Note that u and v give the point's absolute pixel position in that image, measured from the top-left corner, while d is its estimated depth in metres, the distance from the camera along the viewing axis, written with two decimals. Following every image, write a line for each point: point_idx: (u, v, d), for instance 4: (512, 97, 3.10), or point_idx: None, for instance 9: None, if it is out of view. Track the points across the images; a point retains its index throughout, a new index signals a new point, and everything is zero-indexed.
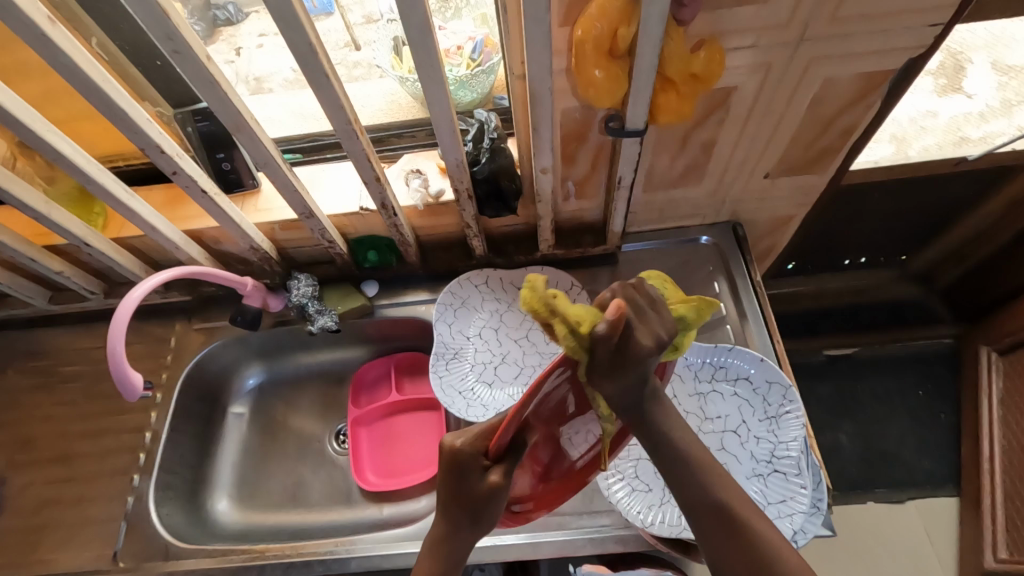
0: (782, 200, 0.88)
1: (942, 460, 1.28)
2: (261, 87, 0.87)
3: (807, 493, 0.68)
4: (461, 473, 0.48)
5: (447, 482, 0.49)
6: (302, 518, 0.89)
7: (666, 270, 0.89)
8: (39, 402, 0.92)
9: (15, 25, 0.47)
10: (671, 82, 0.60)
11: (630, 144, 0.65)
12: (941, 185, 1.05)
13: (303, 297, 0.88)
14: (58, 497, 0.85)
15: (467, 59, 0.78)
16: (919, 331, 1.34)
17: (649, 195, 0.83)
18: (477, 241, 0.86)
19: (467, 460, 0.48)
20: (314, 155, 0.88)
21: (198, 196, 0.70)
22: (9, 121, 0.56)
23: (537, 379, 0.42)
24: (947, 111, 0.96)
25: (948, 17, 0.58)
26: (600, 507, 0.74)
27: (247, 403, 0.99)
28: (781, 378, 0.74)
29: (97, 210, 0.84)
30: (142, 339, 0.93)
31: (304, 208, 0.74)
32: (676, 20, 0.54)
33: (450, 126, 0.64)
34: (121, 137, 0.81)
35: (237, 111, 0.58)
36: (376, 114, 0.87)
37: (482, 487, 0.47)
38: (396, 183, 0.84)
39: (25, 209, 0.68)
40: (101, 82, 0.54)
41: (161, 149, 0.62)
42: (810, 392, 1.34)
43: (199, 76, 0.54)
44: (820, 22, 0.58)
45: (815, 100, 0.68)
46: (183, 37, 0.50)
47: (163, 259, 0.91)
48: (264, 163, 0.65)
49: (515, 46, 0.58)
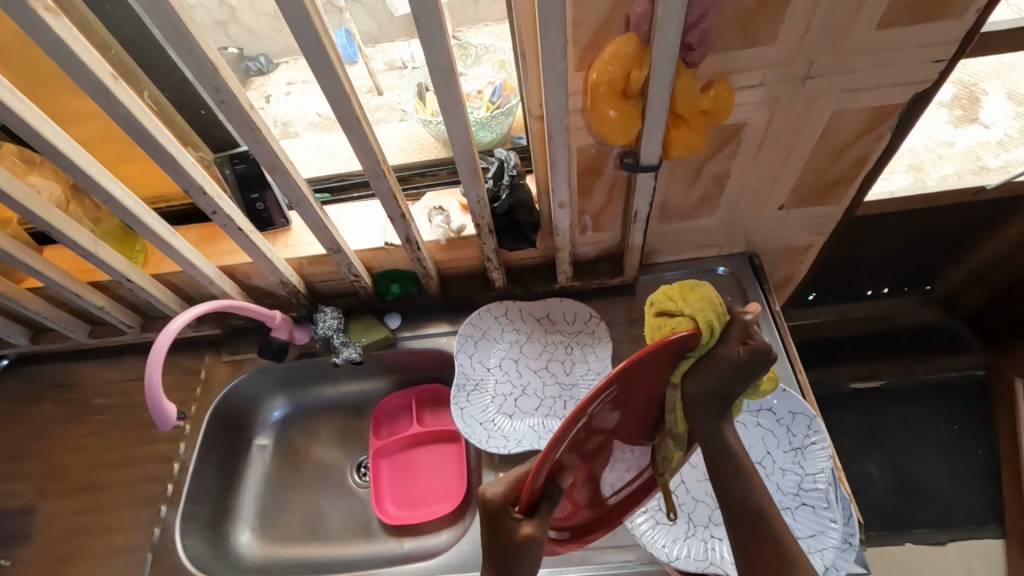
0: (797, 230, 0.89)
1: (984, 498, 1.22)
2: (288, 131, 0.93)
3: (837, 528, 0.66)
4: (496, 525, 0.52)
5: (486, 533, 0.52)
6: (322, 551, 0.89)
7: None
8: (72, 433, 0.96)
9: (83, 81, 0.53)
10: (683, 119, 0.62)
11: (644, 178, 0.67)
12: (959, 212, 1.05)
13: (329, 329, 0.90)
14: (86, 527, 0.87)
15: (486, 102, 0.83)
16: (949, 361, 1.30)
17: (664, 227, 0.85)
18: (496, 273, 0.88)
19: (497, 510, 0.52)
20: (341, 194, 0.92)
21: (234, 233, 0.74)
22: (69, 165, 0.61)
23: (568, 417, 0.43)
24: (963, 140, 0.97)
25: (951, 52, 0.60)
26: (623, 541, 0.73)
27: (270, 435, 1.00)
28: (805, 408, 0.73)
29: (138, 248, 0.89)
30: (174, 371, 0.97)
31: (332, 243, 0.78)
32: (685, 62, 0.58)
33: (471, 164, 0.67)
34: (163, 179, 0.87)
35: (274, 154, 0.62)
36: (401, 154, 0.92)
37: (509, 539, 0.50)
38: (420, 219, 0.88)
39: (75, 246, 0.73)
40: (153, 130, 0.59)
41: (203, 190, 0.67)
42: (837, 425, 1.30)
43: (242, 123, 0.58)
44: (824, 60, 0.61)
45: (825, 133, 0.70)
46: (230, 88, 0.55)
47: (196, 294, 0.96)
48: (298, 201, 0.69)
49: (533, 88, 0.62)
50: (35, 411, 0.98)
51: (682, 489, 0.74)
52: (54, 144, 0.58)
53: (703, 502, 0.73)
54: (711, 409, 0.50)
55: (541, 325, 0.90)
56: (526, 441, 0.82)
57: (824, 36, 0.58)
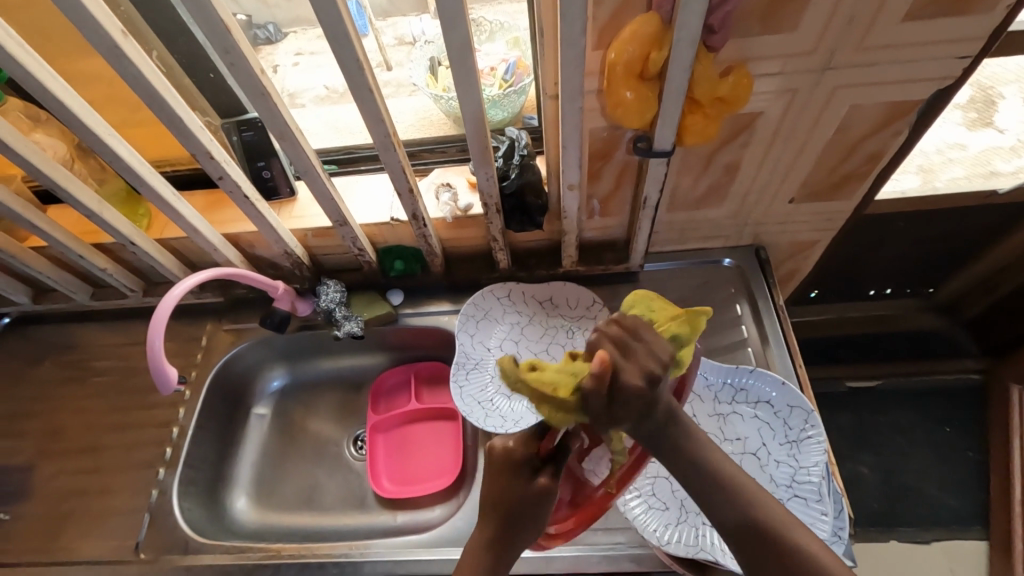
0: (806, 225, 0.88)
1: (970, 501, 1.23)
2: (295, 102, 0.92)
3: (827, 520, 0.67)
4: (514, 472, 0.49)
5: (495, 485, 0.49)
6: (316, 521, 0.90)
7: (687, 291, 0.90)
8: (72, 394, 0.96)
9: (92, 37, 0.52)
10: (699, 105, 0.62)
11: (656, 164, 0.67)
12: (969, 217, 1.04)
13: (330, 303, 0.90)
14: (85, 487, 0.88)
15: (499, 80, 0.81)
16: (946, 365, 1.31)
17: (672, 216, 0.84)
18: (501, 253, 0.88)
19: (516, 463, 0.48)
20: (348, 166, 0.91)
21: (240, 200, 0.73)
22: (75, 123, 0.60)
23: None
24: (977, 144, 0.95)
25: (977, 49, 0.59)
26: (615, 524, 0.74)
27: (269, 405, 1.01)
28: (803, 402, 0.73)
29: (142, 211, 0.89)
30: (175, 337, 0.97)
31: (338, 215, 0.77)
32: (706, 46, 0.56)
33: (481, 142, 0.66)
34: (170, 143, 0.86)
35: (284, 121, 0.62)
36: (409, 129, 0.91)
37: (528, 491, 0.48)
38: (427, 195, 0.87)
39: (79, 206, 0.72)
40: (162, 91, 0.58)
41: (211, 155, 0.66)
42: (830, 423, 1.31)
43: (253, 88, 0.57)
44: (847, 51, 0.59)
45: (841, 127, 0.69)
46: (241, 51, 0.54)
47: (199, 261, 0.95)
48: (305, 171, 0.68)
49: (549, 66, 0.61)
50: (36, 371, 0.99)
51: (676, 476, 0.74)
52: (61, 101, 0.58)
53: None
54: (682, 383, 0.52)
55: (543, 308, 0.90)
56: (523, 422, 0.82)
57: (849, 26, 0.57)
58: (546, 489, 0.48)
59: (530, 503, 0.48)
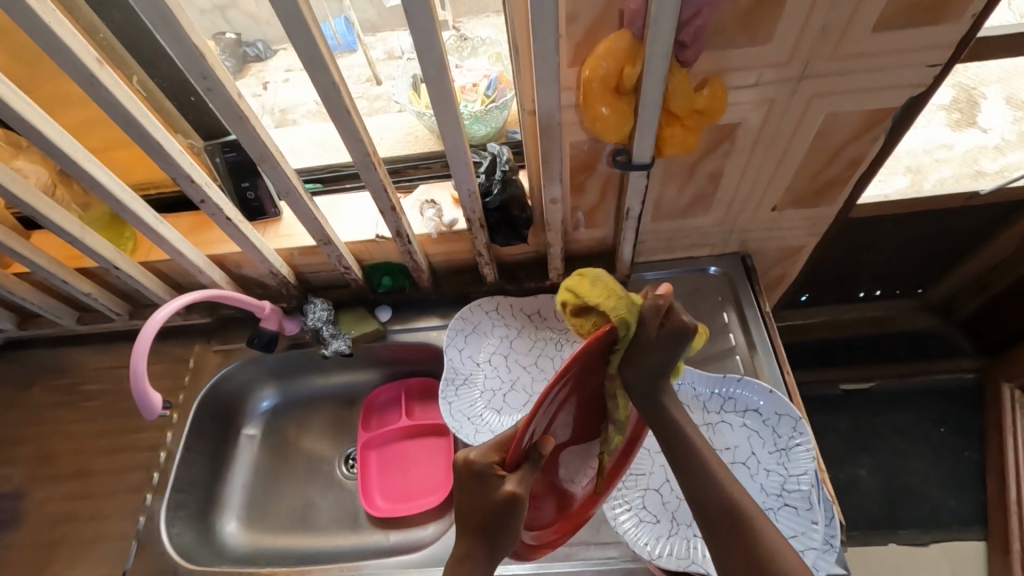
0: (791, 231, 0.88)
1: (969, 501, 1.23)
2: (285, 119, 0.92)
3: (818, 529, 0.67)
4: (481, 481, 0.53)
5: (468, 495, 0.54)
6: (308, 542, 0.89)
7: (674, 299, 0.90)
8: (59, 419, 0.95)
9: (66, 65, 0.52)
10: (676, 117, 0.62)
11: (637, 176, 0.67)
12: (953, 217, 1.05)
13: (318, 321, 0.90)
14: (72, 513, 0.87)
15: (481, 95, 0.81)
16: (939, 366, 1.31)
17: (657, 225, 0.84)
18: (488, 267, 0.88)
19: (482, 469, 0.53)
20: (333, 184, 0.91)
21: (223, 222, 0.73)
22: (53, 151, 0.60)
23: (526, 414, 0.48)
24: (962, 144, 0.96)
25: (947, 56, 0.60)
26: (607, 537, 0.73)
27: (259, 425, 1.00)
28: (791, 410, 0.73)
29: (127, 235, 0.88)
30: (162, 359, 0.96)
31: (323, 234, 0.77)
32: (679, 60, 0.57)
33: (463, 158, 0.66)
34: (153, 165, 0.86)
35: (263, 143, 0.62)
36: (394, 145, 0.91)
37: (493, 496, 0.52)
38: (411, 212, 0.87)
39: (61, 232, 0.72)
40: (139, 116, 0.58)
41: (191, 178, 0.66)
42: (825, 426, 1.32)
43: (231, 111, 0.58)
44: (820, 61, 0.60)
45: (819, 134, 0.70)
46: (217, 76, 0.54)
47: (186, 282, 0.95)
48: (287, 192, 0.69)
49: (526, 83, 0.61)
50: (22, 398, 0.98)
51: (666, 487, 0.74)
52: (38, 129, 0.58)
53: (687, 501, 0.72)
54: (649, 383, 0.54)
55: (531, 321, 0.90)
56: None
57: (821, 36, 0.58)
58: (511, 496, 0.51)
59: (496, 510, 0.52)
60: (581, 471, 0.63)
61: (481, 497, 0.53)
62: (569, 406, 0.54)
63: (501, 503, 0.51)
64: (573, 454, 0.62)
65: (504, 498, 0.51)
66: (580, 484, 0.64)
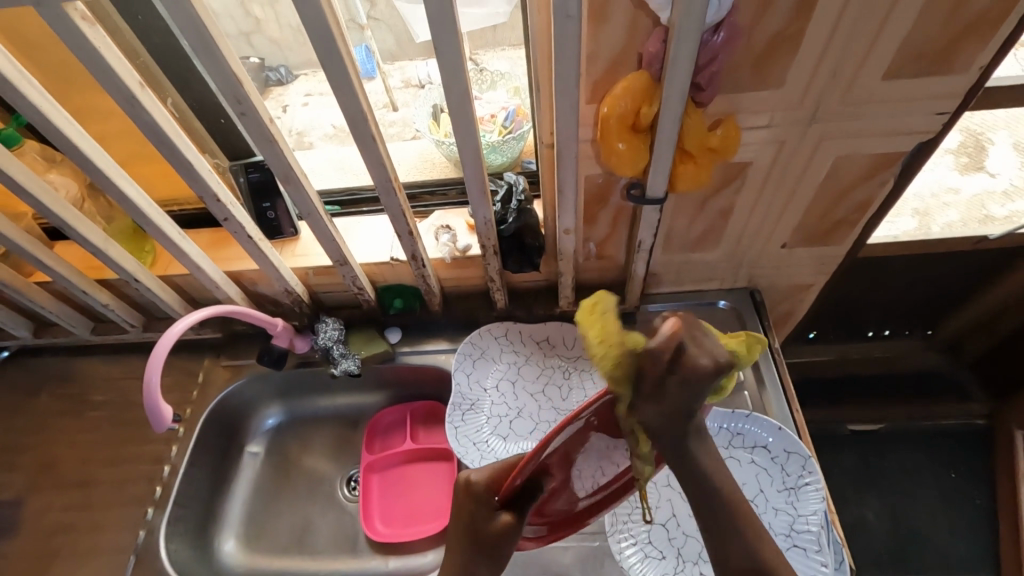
0: (800, 268, 0.89)
1: (981, 551, 1.20)
2: (302, 141, 0.95)
3: (828, 572, 0.66)
4: (476, 509, 0.53)
5: (461, 520, 0.54)
6: (306, 565, 0.88)
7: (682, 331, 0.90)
8: (65, 428, 0.96)
9: (110, 86, 0.54)
10: (689, 154, 0.64)
11: (650, 210, 0.68)
12: (961, 259, 1.06)
13: (329, 340, 0.91)
14: (72, 524, 0.86)
15: (499, 126, 0.84)
16: (949, 410, 1.29)
17: (667, 257, 0.86)
18: (499, 293, 0.89)
19: (479, 496, 0.53)
20: (351, 208, 0.94)
21: (244, 240, 0.75)
22: (88, 165, 0.63)
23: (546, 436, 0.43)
24: (970, 188, 0.98)
25: (955, 106, 0.62)
26: (611, 572, 0.72)
27: (262, 442, 1.00)
28: (801, 448, 0.72)
29: (147, 249, 0.91)
30: (172, 372, 0.97)
31: (339, 255, 0.79)
32: (694, 101, 0.59)
33: (480, 186, 0.68)
34: (178, 182, 0.89)
35: (289, 165, 0.64)
36: (411, 171, 0.94)
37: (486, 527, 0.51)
38: (426, 236, 0.88)
39: (86, 243, 0.74)
40: (173, 136, 0.60)
41: (217, 196, 0.68)
42: (833, 466, 1.29)
43: (261, 135, 0.60)
44: (830, 106, 0.62)
45: (829, 175, 0.71)
46: (252, 101, 0.56)
47: (201, 297, 0.96)
48: (308, 213, 0.70)
49: (546, 116, 0.64)
50: (30, 405, 0.98)
51: (672, 523, 0.72)
52: (76, 145, 0.60)
53: (693, 537, 0.72)
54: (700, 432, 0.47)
55: (540, 348, 0.90)
56: None
57: (831, 82, 0.60)
58: (505, 530, 0.51)
59: (487, 545, 0.51)
60: (597, 471, 0.57)
61: (473, 528, 0.52)
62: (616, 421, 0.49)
63: (494, 538, 0.51)
64: (593, 456, 0.54)
65: (496, 531, 0.51)
66: (591, 485, 0.58)
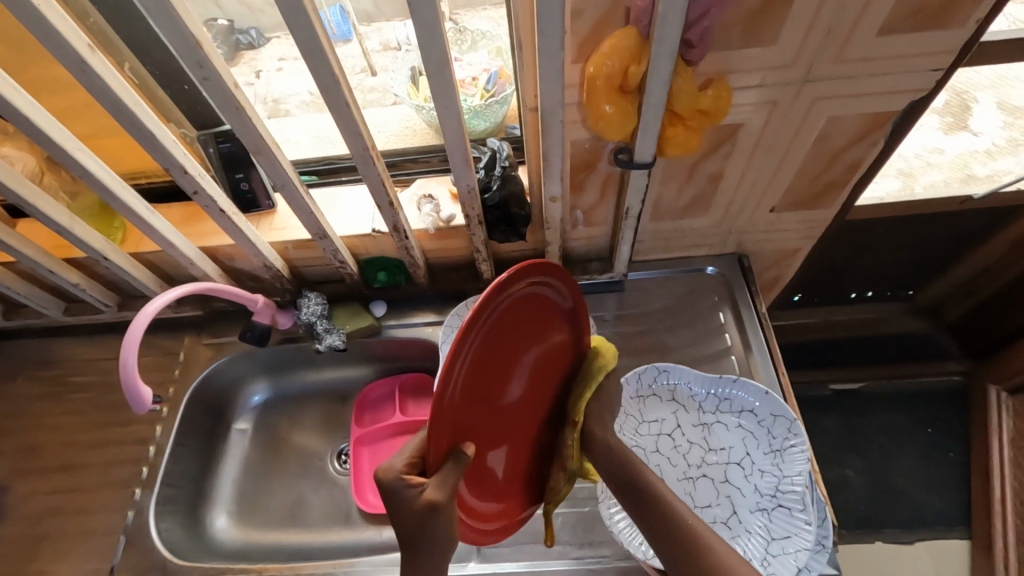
0: (788, 233, 0.89)
1: (951, 501, 1.26)
2: (278, 109, 0.90)
3: (812, 530, 0.68)
4: (397, 494, 0.53)
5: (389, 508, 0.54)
6: (299, 538, 0.88)
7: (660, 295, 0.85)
8: (44, 411, 0.93)
9: (56, 50, 0.50)
10: (679, 117, 0.62)
11: (638, 175, 0.66)
12: (947, 222, 1.06)
13: (312, 316, 0.89)
14: (59, 508, 0.85)
15: (481, 89, 0.81)
16: (926, 368, 1.32)
17: (656, 225, 0.84)
18: (485, 264, 0.88)
19: (396, 482, 0.52)
20: (329, 177, 0.90)
21: (217, 215, 0.72)
22: (41, 138, 0.59)
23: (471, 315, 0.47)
24: (954, 148, 0.97)
25: (950, 62, 0.60)
26: (600, 536, 0.74)
27: (250, 419, 0.99)
28: (786, 411, 0.73)
29: (117, 225, 0.87)
30: (152, 351, 0.95)
31: (319, 229, 0.76)
32: (684, 59, 0.57)
33: (462, 153, 0.65)
34: (143, 154, 0.84)
35: (259, 135, 0.60)
36: (391, 139, 0.90)
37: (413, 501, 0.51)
38: (409, 207, 0.86)
39: (48, 221, 0.70)
40: (132, 104, 0.57)
41: (184, 169, 0.65)
42: (815, 427, 1.33)
43: (227, 102, 0.56)
44: (823, 64, 0.60)
45: (820, 137, 0.69)
46: (213, 64, 0.52)
47: (178, 274, 0.94)
48: (283, 184, 0.67)
49: (529, 77, 0.61)
50: (8, 388, 0.96)
51: None
52: (28, 117, 0.56)
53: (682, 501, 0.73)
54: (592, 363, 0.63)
55: None
56: None
57: (825, 38, 0.57)
58: (429, 503, 0.50)
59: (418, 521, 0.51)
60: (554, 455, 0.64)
61: (399, 509, 0.53)
62: (478, 405, 0.53)
63: (419, 513, 0.51)
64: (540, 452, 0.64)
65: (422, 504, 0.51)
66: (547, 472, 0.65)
